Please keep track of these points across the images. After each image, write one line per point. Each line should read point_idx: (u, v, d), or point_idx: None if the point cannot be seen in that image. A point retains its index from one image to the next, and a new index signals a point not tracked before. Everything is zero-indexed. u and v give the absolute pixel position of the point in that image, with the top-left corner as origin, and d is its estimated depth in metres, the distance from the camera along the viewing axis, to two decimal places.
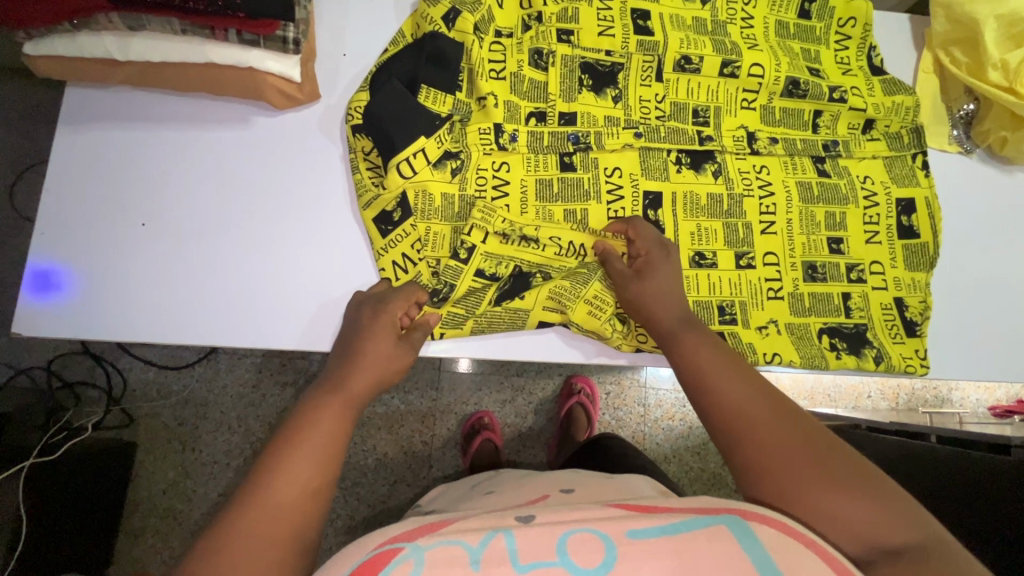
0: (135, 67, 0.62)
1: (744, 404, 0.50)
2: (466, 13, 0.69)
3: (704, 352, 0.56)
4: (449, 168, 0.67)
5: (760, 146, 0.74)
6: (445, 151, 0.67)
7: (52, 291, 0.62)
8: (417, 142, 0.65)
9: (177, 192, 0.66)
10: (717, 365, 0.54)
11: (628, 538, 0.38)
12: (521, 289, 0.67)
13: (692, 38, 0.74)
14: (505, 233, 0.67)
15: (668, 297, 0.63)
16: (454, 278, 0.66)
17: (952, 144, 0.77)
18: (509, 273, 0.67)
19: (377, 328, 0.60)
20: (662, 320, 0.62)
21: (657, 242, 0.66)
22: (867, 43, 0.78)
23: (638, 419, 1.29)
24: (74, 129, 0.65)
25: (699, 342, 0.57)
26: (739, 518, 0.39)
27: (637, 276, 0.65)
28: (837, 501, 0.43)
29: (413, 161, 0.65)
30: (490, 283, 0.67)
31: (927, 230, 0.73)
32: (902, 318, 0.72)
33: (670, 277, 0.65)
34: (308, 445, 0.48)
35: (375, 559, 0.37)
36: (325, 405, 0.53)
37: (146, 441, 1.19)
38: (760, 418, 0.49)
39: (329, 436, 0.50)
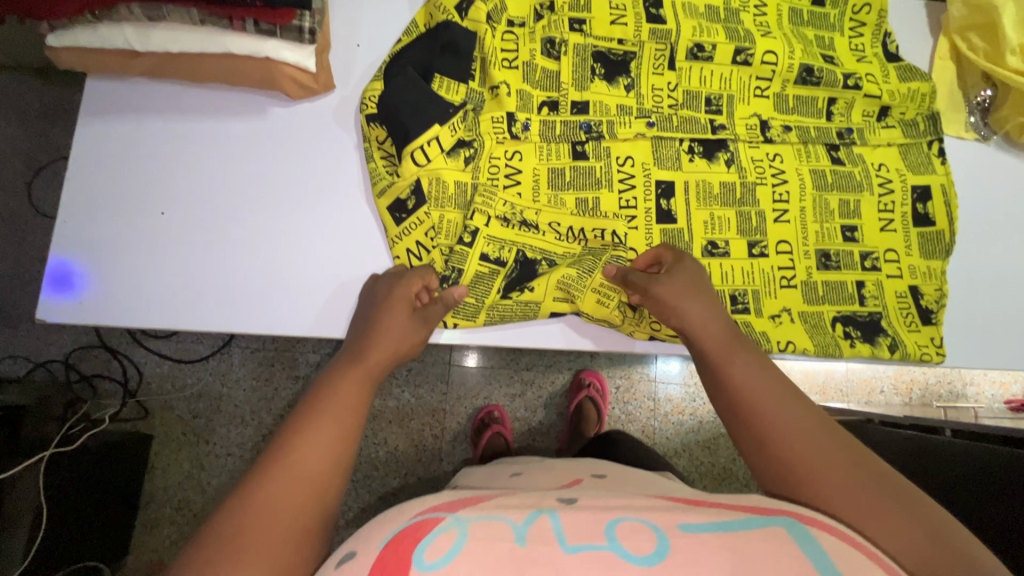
0: (155, 58, 0.63)
1: (801, 431, 0.48)
2: (478, 2, 0.69)
3: (753, 372, 0.54)
4: (462, 156, 0.67)
5: (773, 134, 0.74)
6: (459, 139, 0.67)
7: (72, 283, 0.63)
8: (431, 129, 0.65)
9: (195, 182, 0.67)
10: (768, 387, 0.52)
11: (681, 530, 0.37)
12: (527, 276, 0.67)
13: (705, 25, 0.74)
14: (506, 216, 0.67)
15: (709, 309, 0.61)
16: (461, 263, 0.66)
17: (969, 131, 0.77)
18: (512, 258, 0.67)
19: (396, 306, 0.61)
20: (705, 335, 0.59)
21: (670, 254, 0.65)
22: (882, 29, 0.77)
23: (648, 414, 1.28)
24: (93, 125, 0.67)
25: (748, 360, 0.55)
26: (795, 522, 0.39)
27: (672, 282, 0.62)
28: (895, 523, 0.42)
29: (427, 149, 0.65)
30: (496, 269, 0.67)
31: (942, 217, 0.73)
32: (917, 306, 0.71)
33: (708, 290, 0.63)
34: (328, 413, 0.50)
35: (419, 524, 0.38)
36: (345, 377, 0.54)
37: (161, 433, 1.21)
38: (818, 447, 0.47)
39: (352, 410, 0.51)
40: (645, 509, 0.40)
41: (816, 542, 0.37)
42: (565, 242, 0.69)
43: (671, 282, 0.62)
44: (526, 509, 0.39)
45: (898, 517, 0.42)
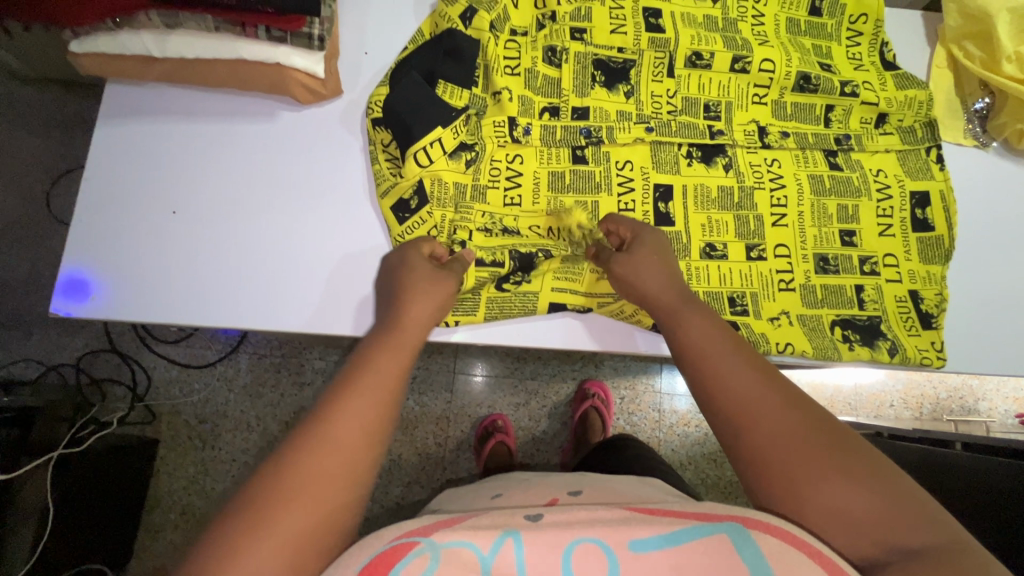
0: (171, 64, 0.66)
1: (747, 386, 0.48)
2: (482, 11, 0.72)
3: (703, 329, 0.54)
4: (463, 159, 0.69)
5: (771, 139, 0.75)
6: (461, 142, 0.69)
7: (89, 284, 0.65)
8: (434, 130, 0.67)
9: (205, 184, 0.69)
10: (717, 343, 0.53)
11: (631, 550, 0.38)
12: (523, 268, 0.67)
13: (703, 34, 0.76)
14: (487, 228, 0.69)
15: (663, 274, 0.61)
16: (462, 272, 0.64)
17: (968, 138, 0.77)
18: (509, 256, 0.67)
19: (418, 268, 0.61)
20: (662, 300, 0.59)
21: (633, 228, 0.65)
22: (879, 39, 0.79)
23: (653, 425, 1.28)
24: (108, 131, 0.69)
25: (700, 318, 0.56)
26: (740, 526, 0.38)
27: (625, 259, 0.62)
28: (830, 490, 0.42)
29: (429, 150, 0.67)
30: (494, 272, 0.66)
31: (941, 223, 0.73)
32: (917, 311, 0.71)
33: (662, 259, 0.62)
34: (363, 381, 0.50)
35: (393, 550, 0.37)
36: (375, 346, 0.54)
37: (167, 437, 1.22)
38: (763, 403, 0.47)
39: (386, 377, 0.51)
40: (607, 524, 0.39)
41: (756, 543, 0.37)
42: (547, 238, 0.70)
43: (632, 257, 0.62)
44: (491, 534, 0.39)
45: (836, 483, 0.42)
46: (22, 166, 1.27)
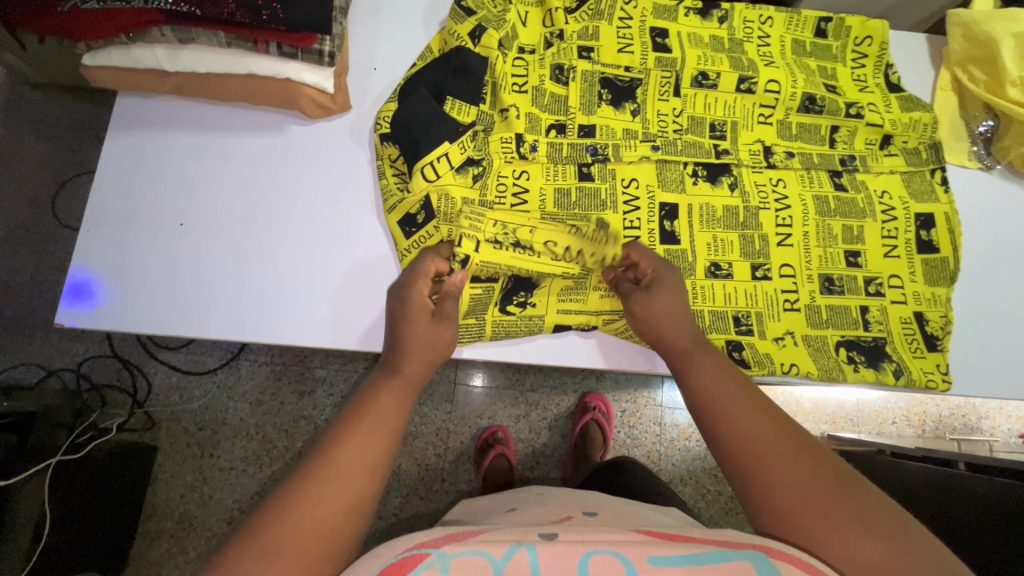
0: (182, 78, 0.66)
1: (754, 432, 0.50)
2: (491, 29, 0.73)
3: (712, 374, 0.56)
4: (470, 174, 0.69)
5: (776, 159, 0.75)
6: (468, 157, 0.70)
7: (94, 290, 0.66)
8: (441, 146, 0.67)
9: (213, 197, 0.69)
10: (726, 389, 0.54)
11: (650, 564, 0.37)
12: (523, 287, 0.69)
13: (709, 55, 0.77)
14: (496, 239, 0.66)
15: (678, 314, 0.62)
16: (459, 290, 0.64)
17: (972, 160, 0.78)
18: (505, 274, 0.68)
19: (416, 315, 0.60)
20: (673, 340, 0.61)
21: (660, 262, 0.65)
22: (883, 61, 0.80)
23: (654, 439, 1.27)
24: (121, 140, 0.70)
25: (711, 363, 0.57)
26: (763, 555, 0.38)
27: (644, 298, 0.63)
28: (838, 532, 0.42)
29: (436, 165, 0.67)
30: (490, 287, 0.68)
31: (946, 244, 0.73)
32: (922, 333, 0.71)
33: (676, 294, 0.63)
34: (376, 421, 0.51)
35: (403, 561, 0.37)
36: (386, 385, 0.55)
37: (166, 444, 1.22)
38: (772, 449, 0.48)
39: (395, 419, 0.52)
40: (617, 547, 0.39)
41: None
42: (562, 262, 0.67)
43: (651, 298, 0.62)
44: (504, 543, 0.39)
45: (842, 526, 0.42)
46: (28, 170, 1.28)
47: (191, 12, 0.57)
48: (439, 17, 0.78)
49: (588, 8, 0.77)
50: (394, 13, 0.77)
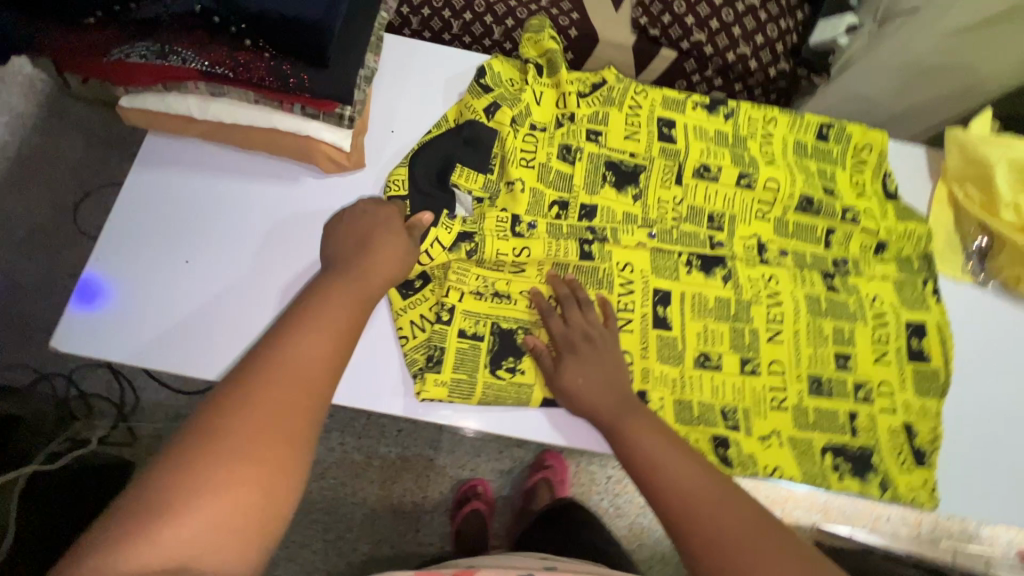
0: (209, 125, 0.70)
1: (689, 484, 0.54)
2: (505, 107, 0.77)
3: (648, 436, 0.59)
4: (463, 250, 0.71)
5: (769, 257, 0.77)
6: (460, 234, 0.71)
7: (88, 317, 0.67)
8: (430, 233, 0.69)
9: (222, 238, 0.72)
10: (662, 448, 0.58)
11: None
12: (510, 350, 0.69)
13: (712, 149, 0.80)
14: (479, 291, 0.71)
15: (602, 387, 0.64)
16: (441, 341, 0.68)
17: (966, 274, 0.79)
18: (489, 331, 0.69)
19: (384, 230, 0.64)
20: (599, 408, 0.64)
21: (566, 340, 0.67)
22: (882, 169, 0.82)
23: (638, 510, 1.23)
24: (142, 177, 0.73)
25: (641, 424, 0.61)
26: None
27: (563, 373, 0.65)
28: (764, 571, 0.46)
29: (431, 250, 0.69)
30: (475, 344, 0.69)
31: (937, 355, 0.74)
32: (911, 445, 0.70)
33: (596, 363, 0.66)
34: (333, 315, 0.53)
35: None
36: (347, 288, 0.57)
37: (143, 461, 1.20)
38: (701, 500, 0.52)
39: (350, 317, 0.54)
40: None
41: None
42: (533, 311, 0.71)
43: (561, 374, 0.65)
44: None
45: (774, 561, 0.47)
46: (57, 176, 1.33)
47: (224, 74, 0.61)
48: (459, 89, 0.81)
49: (600, 95, 0.81)
50: (417, 81, 0.81)
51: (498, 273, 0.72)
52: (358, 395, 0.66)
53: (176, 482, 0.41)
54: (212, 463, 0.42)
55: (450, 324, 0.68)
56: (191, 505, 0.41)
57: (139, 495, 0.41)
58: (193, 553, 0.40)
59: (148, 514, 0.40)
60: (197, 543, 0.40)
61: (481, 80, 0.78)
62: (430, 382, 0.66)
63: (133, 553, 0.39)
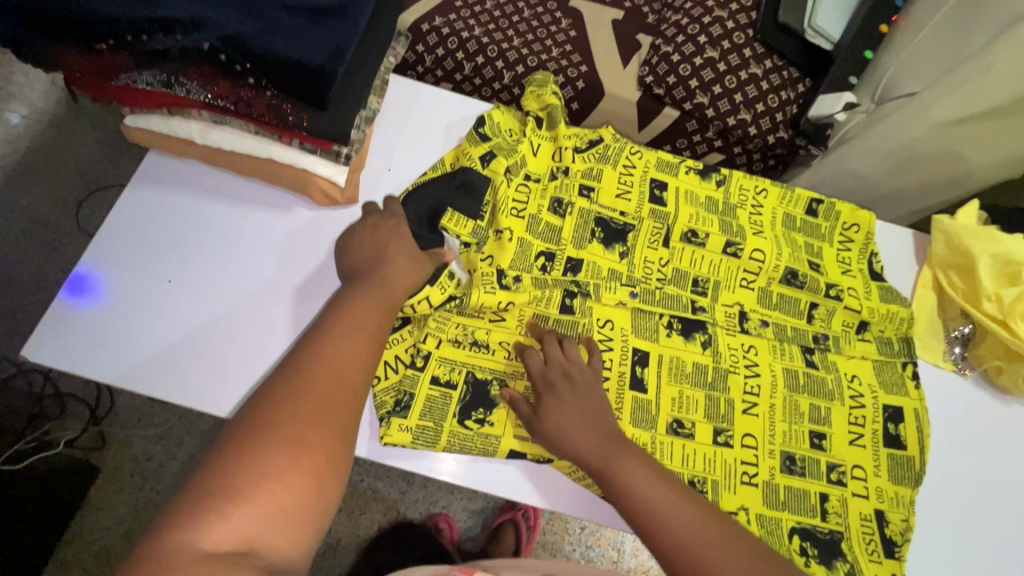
0: (208, 150, 0.71)
1: (688, 526, 0.59)
2: (501, 156, 0.78)
3: (641, 477, 0.61)
4: (448, 309, 0.71)
5: (750, 326, 0.77)
6: (448, 294, 0.70)
7: (71, 331, 0.67)
8: (421, 290, 0.68)
9: (207, 260, 0.72)
10: (657, 490, 0.61)
11: None
12: (481, 400, 0.68)
13: (701, 215, 0.81)
14: (457, 339, 0.71)
15: (587, 428, 0.64)
16: (411, 386, 0.67)
17: (947, 362, 0.78)
18: (463, 380, 0.69)
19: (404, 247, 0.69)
20: (586, 452, 0.63)
21: (545, 381, 0.66)
22: (868, 248, 0.83)
23: (610, 565, 1.19)
24: (138, 193, 0.74)
25: (632, 465, 0.62)
26: None
27: (548, 417, 0.64)
28: None
29: (416, 307, 0.68)
30: (447, 392, 0.68)
31: (914, 442, 0.73)
32: (881, 534, 0.68)
33: (580, 404, 0.65)
34: (352, 328, 0.59)
35: None
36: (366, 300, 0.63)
37: (110, 468, 1.18)
38: (700, 540, 0.58)
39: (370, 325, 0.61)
40: None
41: None
42: (512, 363, 0.71)
43: (546, 415, 0.64)
44: None
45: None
46: (66, 173, 1.34)
47: (226, 106, 0.65)
48: (459, 134, 0.83)
49: (595, 152, 0.83)
50: (418, 124, 0.83)
51: (478, 321, 0.72)
52: None
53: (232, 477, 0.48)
54: (263, 466, 0.48)
55: (423, 370, 0.68)
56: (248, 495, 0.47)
57: (209, 484, 0.47)
58: (257, 535, 0.46)
59: (216, 501, 0.46)
60: (257, 527, 0.46)
61: (479, 128, 0.80)
62: (395, 426, 0.65)
63: (208, 533, 0.44)
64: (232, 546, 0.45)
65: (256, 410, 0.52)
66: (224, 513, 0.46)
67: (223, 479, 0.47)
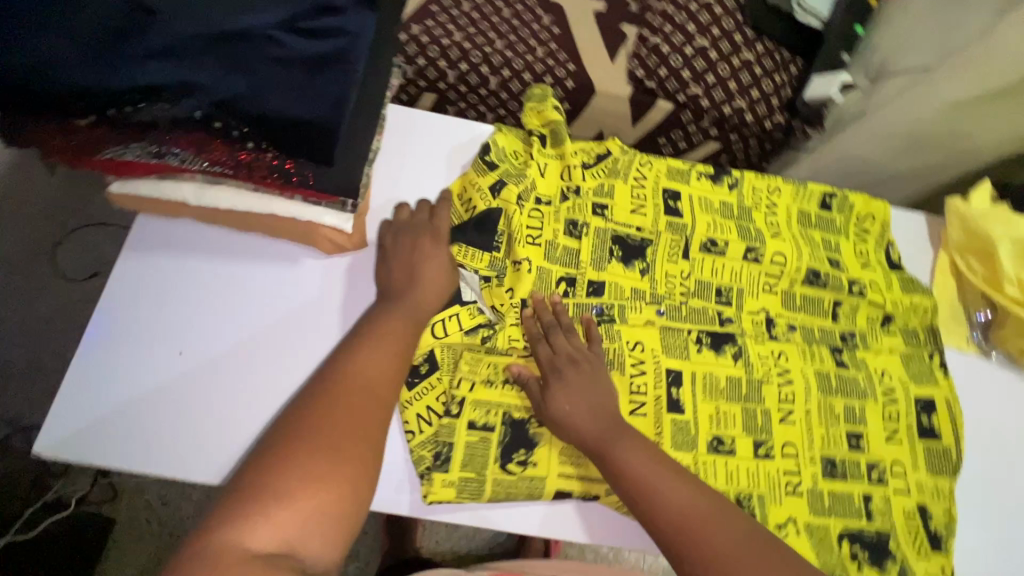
0: (205, 210, 0.67)
1: (686, 505, 0.59)
2: (511, 184, 0.75)
3: (639, 458, 0.62)
4: (480, 335, 0.70)
5: (778, 332, 0.76)
6: (479, 320, 0.72)
7: (89, 419, 0.63)
8: (452, 307, 0.71)
9: (219, 326, 0.69)
10: (655, 470, 0.61)
11: None
12: (520, 442, 0.67)
13: (719, 223, 0.80)
14: (489, 379, 0.69)
15: (592, 411, 0.65)
16: (449, 436, 0.66)
17: (971, 346, 0.79)
18: (500, 422, 0.67)
19: (431, 257, 0.71)
20: (589, 434, 0.64)
21: (550, 364, 0.67)
22: (884, 239, 0.83)
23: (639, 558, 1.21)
24: (134, 264, 0.70)
25: (632, 447, 0.62)
26: None
27: (554, 402, 0.65)
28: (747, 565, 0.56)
29: (446, 323, 0.70)
30: (484, 437, 0.66)
31: (948, 433, 0.73)
32: (926, 529, 0.69)
33: (583, 389, 0.66)
34: (382, 343, 0.63)
35: None
36: (393, 315, 0.66)
37: (125, 517, 1.16)
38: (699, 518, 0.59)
39: (397, 339, 0.64)
40: None
41: None
42: None
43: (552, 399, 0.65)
44: None
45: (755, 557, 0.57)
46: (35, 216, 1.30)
47: (223, 171, 0.60)
48: (462, 161, 0.80)
49: (604, 167, 0.81)
50: (419, 154, 0.79)
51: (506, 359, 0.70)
52: None
53: (269, 482, 0.49)
54: (296, 472, 0.50)
55: (458, 417, 0.66)
56: (286, 500, 0.49)
57: (248, 488, 0.49)
58: (297, 538, 0.48)
59: (261, 501, 0.48)
60: (297, 530, 0.48)
61: (485, 156, 0.76)
62: (439, 481, 0.64)
63: (253, 534, 0.46)
64: (276, 546, 0.46)
65: (293, 421, 0.55)
66: (268, 512, 0.48)
67: (258, 484, 0.49)
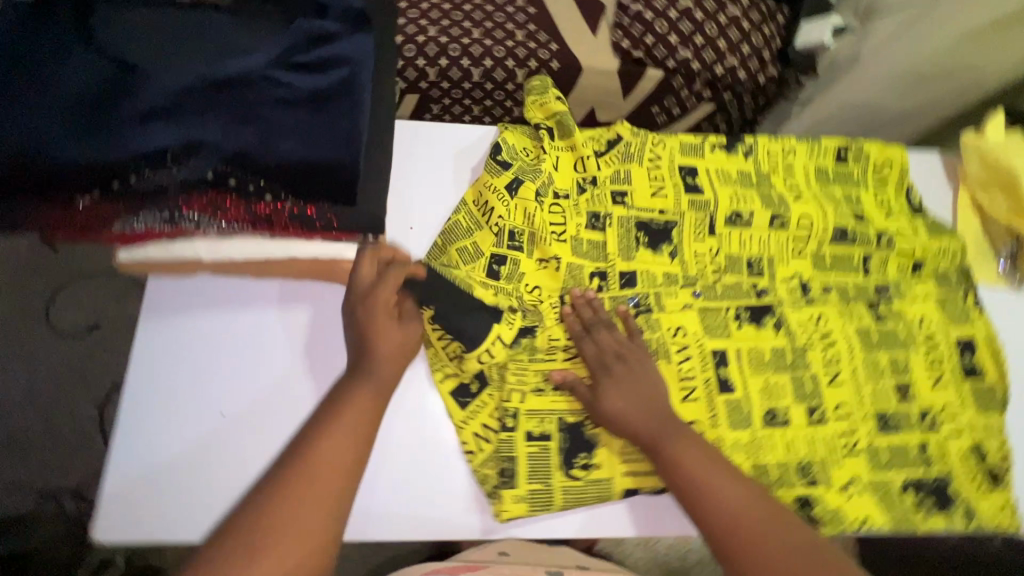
0: (222, 264, 0.61)
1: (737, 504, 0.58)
2: (528, 181, 0.73)
3: (692, 455, 0.61)
4: (525, 344, 0.69)
5: (814, 295, 0.76)
6: (522, 328, 0.69)
7: (141, 496, 0.61)
8: (492, 329, 0.67)
9: (255, 379, 0.66)
10: (705, 466, 0.61)
11: None
12: (581, 446, 0.66)
13: (741, 193, 0.79)
14: (540, 387, 0.68)
15: (642, 408, 0.64)
16: (510, 451, 0.65)
17: (1002, 280, 0.79)
18: (557, 428, 0.66)
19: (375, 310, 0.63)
20: (640, 431, 0.63)
21: (598, 364, 0.67)
22: (904, 184, 0.82)
23: None
24: (158, 329, 0.67)
25: (683, 444, 0.62)
26: None
27: (602, 403, 0.65)
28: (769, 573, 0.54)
29: (492, 348, 0.67)
30: (544, 446, 0.66)
31: (992, 370, 0.74)
32: (983, 467, 0.70)
33: (632, 389, 0.65)
34: (341, 413, 0.58)
35: None
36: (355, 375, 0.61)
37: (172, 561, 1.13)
38: (749, 517, 0.57)
39: (358, 404, 0.59)
40: None
41: None
42: None
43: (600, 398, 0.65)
44: None
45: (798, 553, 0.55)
46: (23, 278, 1.27)
47: (242, 225, 0.55)
48: (470, 167, 0.77)
49: (617, 152, 0.78)
50: (425, 167, 0.77)
51: (553, 364, 0.69)
52: (434, 523, 0.63)
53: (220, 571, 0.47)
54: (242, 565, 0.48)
55: (516, 430, 0.65)
56: None
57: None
58: None
59: None
60: None
61: (497, 155, 0.73)
62: (508, 499, 0.63)
63: None
64: None
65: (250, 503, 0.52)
66: None
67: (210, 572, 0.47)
